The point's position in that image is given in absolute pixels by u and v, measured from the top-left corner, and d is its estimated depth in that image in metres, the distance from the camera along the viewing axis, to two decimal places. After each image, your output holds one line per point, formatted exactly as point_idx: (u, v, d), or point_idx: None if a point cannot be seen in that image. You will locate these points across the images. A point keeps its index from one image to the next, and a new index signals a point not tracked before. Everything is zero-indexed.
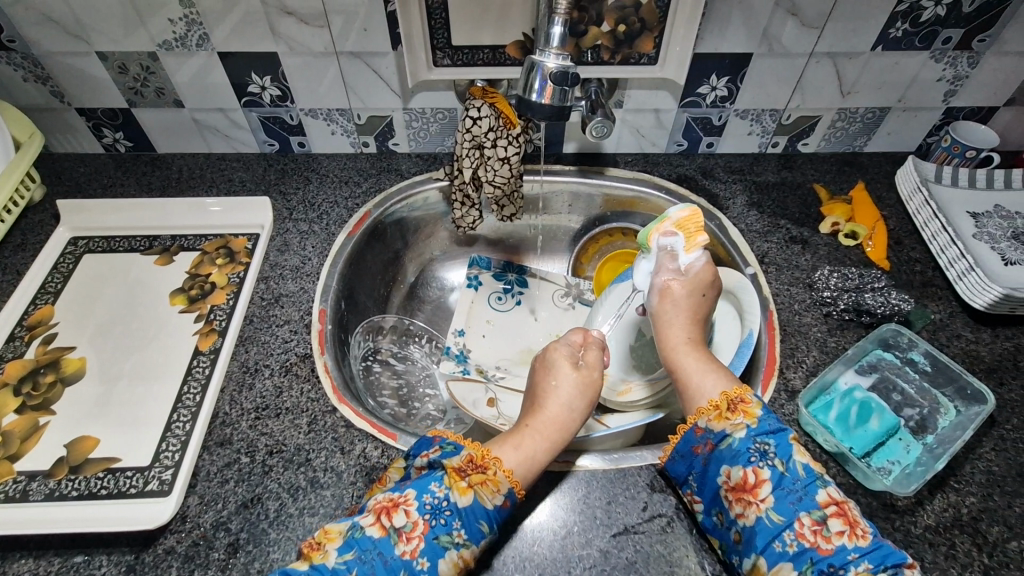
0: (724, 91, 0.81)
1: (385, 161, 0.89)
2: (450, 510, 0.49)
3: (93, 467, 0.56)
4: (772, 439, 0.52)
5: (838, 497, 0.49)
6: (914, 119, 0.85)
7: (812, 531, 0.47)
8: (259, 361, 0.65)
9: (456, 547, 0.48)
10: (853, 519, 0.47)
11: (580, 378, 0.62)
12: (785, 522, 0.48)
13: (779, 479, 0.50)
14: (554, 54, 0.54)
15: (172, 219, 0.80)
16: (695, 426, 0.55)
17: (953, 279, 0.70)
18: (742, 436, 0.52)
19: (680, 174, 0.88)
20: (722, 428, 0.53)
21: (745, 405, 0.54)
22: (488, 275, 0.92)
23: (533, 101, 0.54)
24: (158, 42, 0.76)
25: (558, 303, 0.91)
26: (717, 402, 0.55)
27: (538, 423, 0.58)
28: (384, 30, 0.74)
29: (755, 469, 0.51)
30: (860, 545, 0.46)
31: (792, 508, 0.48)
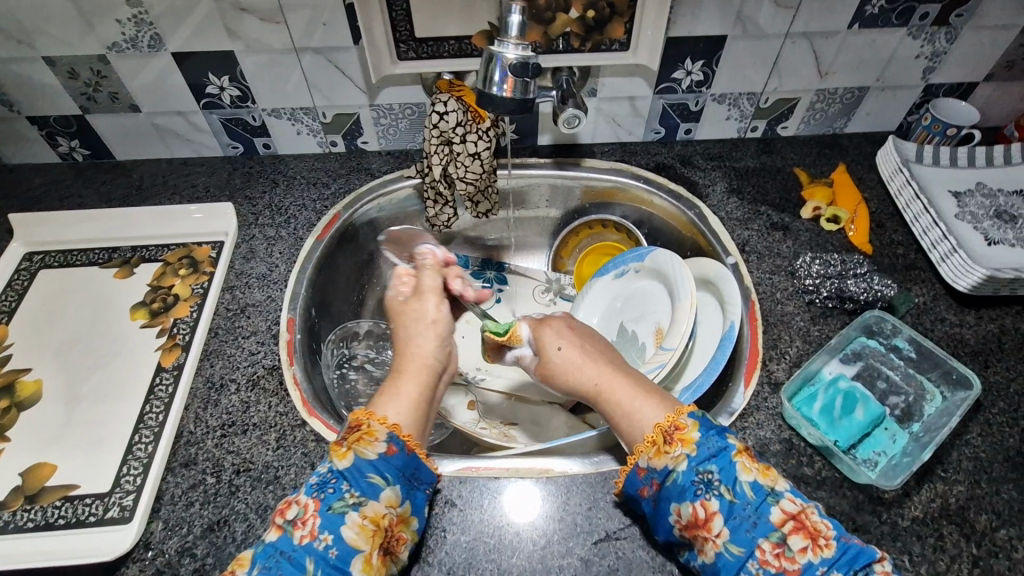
0: (699, 75, 0.78)
1: (355, 160, 0.86)
2: (336, 478, 0.48)
3: (51, 495, 0.54)
4: (714, 465, 0.48)
5: (794, 508, 0.46)
6: (894, 98, 0.83)
7: (775, 556, 0.44)
8: (225, 376, 0.62)
9: (354, 508, 0.46)
10: (814, 529, 0.45)
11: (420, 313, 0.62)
12: (746, 552, 0.45)
13: (729, 509, 0.46)
14: (513, 44, 0.51)
15: (132, 229, 0.76)
16: (636, 467, 0.51)
17: (936, 261, 0.69)
18: (684, 469, 0.48)
19: (658, 162, 0.85)
20: (663, 464, 0.49)
21: (680, 433, 0.49)
22: (466, 274, 0.91)
23: (493, 94, 0.51)
24: (107, 44, 0.72)
25: (539, 300, 0.90)
26: (654, 436, 0.50)
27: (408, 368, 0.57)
28: (343, 23, 0.70)
29: (703, 501, 0.47)
30: (826, 557, 0.44)
31: (750, 536, 0.45)
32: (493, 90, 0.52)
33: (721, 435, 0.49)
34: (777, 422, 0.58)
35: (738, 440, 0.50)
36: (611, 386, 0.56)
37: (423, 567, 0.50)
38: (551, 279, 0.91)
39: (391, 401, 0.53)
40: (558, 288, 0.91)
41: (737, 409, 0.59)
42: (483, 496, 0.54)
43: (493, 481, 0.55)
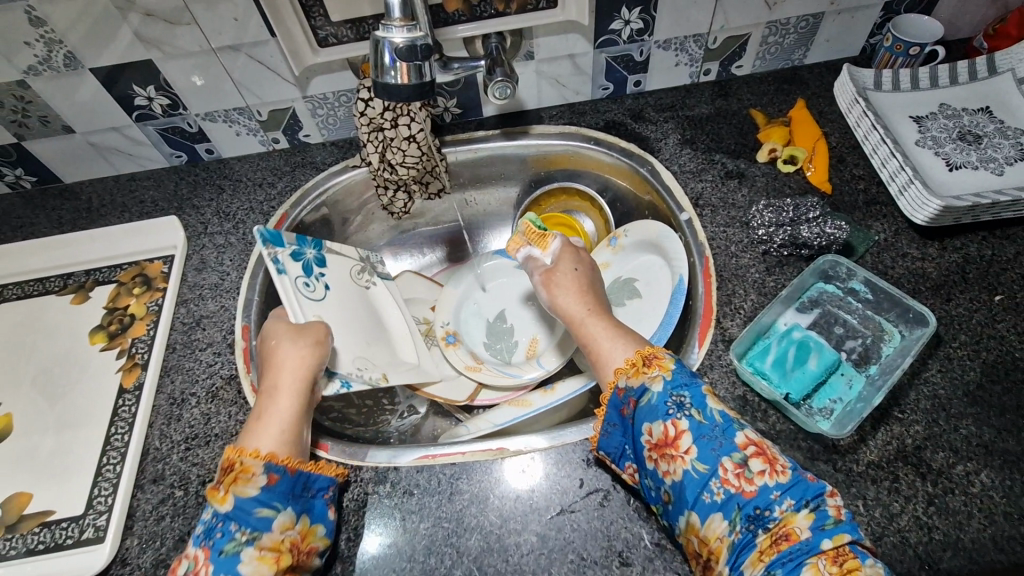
0: (638, 23, 0.74)
1: (299, 155, 0.85)
2: (221, 522, 0.46)
3: (29, 523, 0.56)
4: (687, 390, 0.49)
5: (757, 438, 0.47)
6: (850, 21, 0.78)
7: (736, 475, 0.44)
8: (185, 390, 0.63)
9: (248, 544, 0.45)
10: (773, 456, 0.45)
11: (300, 332, 0.59)
12: (710, 470, 0.45)
13: (698, 428, 0.47)
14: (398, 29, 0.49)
15: (84, 253, 0.76)
16: (616, 388, 0.52)
17: (896, 194, 0.66)
18: (660, 390, 0.49)
19: (608, 120, 0.82)
20: (641, 383, 0.50)
21: (659, 359, 0.51)
22: (285, 253, 0.66)
23: (389, 84, 0.49)
24: (23, 67, 0.70)
25: (358, 281, 0.76)
26: (633, 359, 0.52)
27: (279, 386, 0.55)
28: (256, 16, 0.68)
29: (674, 420, 0.48)
30: (781, 482, 0.44)
31: (714, 454, 0.46)
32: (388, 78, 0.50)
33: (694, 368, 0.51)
34: (732, 379, 0.57)
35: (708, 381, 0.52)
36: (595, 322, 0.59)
37: (383, 554, 0.51)
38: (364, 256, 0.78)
39: (263, 433, 0.51)
40: (372, 267, 0.79)
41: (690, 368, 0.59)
42: (440, 481, 0.55)
43: (449, 466, 0.55)
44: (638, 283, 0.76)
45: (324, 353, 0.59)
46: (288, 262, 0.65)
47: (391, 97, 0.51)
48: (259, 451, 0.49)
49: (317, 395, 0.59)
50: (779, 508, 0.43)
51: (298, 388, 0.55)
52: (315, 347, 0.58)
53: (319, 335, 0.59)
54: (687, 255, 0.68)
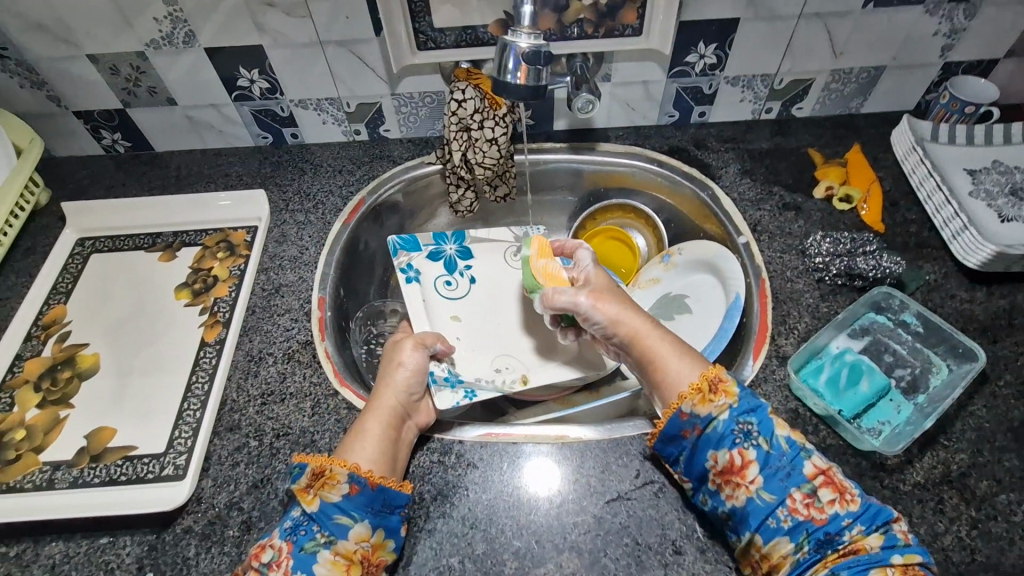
0: (713, 58, 0.79)
1: (377, 148, 0.90)
2: (307, 521, 0.49)
3: (112, 455, 0.60)
4: (754, 418, 0.50)
5: (824, 465, 0.49)
6: (910, 77, 0.83)
7: (805, 505, 0.48)
8: (263, 350, 0.67)
9: (326, 547, 0.49)
10: (841, 484, 0.48)
11: (396, 359, 0.62)
12: (777, 500, 0.48)
13: (765, 459, 0.49)
14: (526, 35, 0.57)
15: (172, 216, 0.81)
16: (679, 412, 0.52)
17: (948, 238, 0.70)
18: (726, 419, 0.51)
19: (672, 145, 0.87)
20: (707, 412, 0.51)
21: (724, 385, 0.51)
22: (420, 259, 0.81)
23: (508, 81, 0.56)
24: (145, 41, 0.76)
25: (512, 265, 0.83)
26: (698, 384, 0.52)
27: (373, 408, 0.57)
28: (366, 16, 0.73)
29: (740, 450, 0.50)
30: (852, 510, 0.47)
31: (783, 485, 0.48)
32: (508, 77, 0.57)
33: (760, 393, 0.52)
34: (784, 393, 0.60)
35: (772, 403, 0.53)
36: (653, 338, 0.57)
37: (445, 520, 0.55)
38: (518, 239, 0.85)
39: (358, 447, 0.54)
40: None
41: (746, 379, 0.62)
42: (501, 458, 0.58)
43: (511, 446, 0.59)
44: (688, 300, 0.80)
45: (420, 381, 0.61)
46: (420, 265, 0.81)
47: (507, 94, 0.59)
48: (346, 461, 0.52)
49: (424, 417, 0.60)
50: (849, 534, 0.46)
51: (389, 415, 0.56)
52: (414, 373, 0.61)
53: (416, 361, 0.62)
54: (743, 275, 0.72)
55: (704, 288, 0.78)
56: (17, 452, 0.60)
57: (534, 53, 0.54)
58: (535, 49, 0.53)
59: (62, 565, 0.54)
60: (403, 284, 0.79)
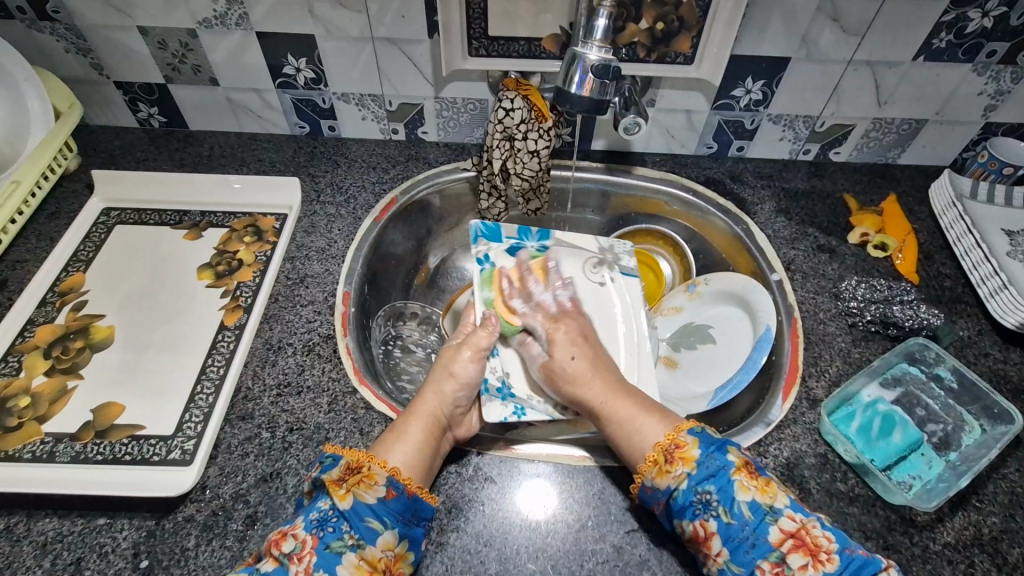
0: (759, 94, 0.79)
1: (413, 149, 0.89)
2: (336, 516, 0.48)
3: (118, 433, 0.57)
4: (712, 485, 0.49)
5: (794, 526, 0.47)
6: (951, 133, 0.83)
7: (774, 575, 0.46)
8: (283, 339, 0.65)
9: (352, 550, 0.47)
10: (814, 545, 0.46)
11: (453, 361, 0.59)
12: (746, 572, 0.47)
13: (727, 531, 0.48)
14: (597, 47, 0.60)
15: (201, 194, 0.80)
16: (643, 486, 0.52)
17: (984, 296, 0.70)
18: (684, 489, 0.49)
19: (709, 177, 0.87)
20: (665, 484, 0.50)
21: (682, 452, 0.51)
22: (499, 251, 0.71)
23: (572, 92, 0.61)
24: (198, 19, 0.76)
25: (591, 276, 0.73)
26: (655, 455, 0.51)
27: (419, 411, 0.55)
28: (421, 17, 0.73)
29: (702, 522, 0.48)
30: (827, 572, 0.46)
31: (750, 556, 0.47)
32: (572, 88, 0.62)
33: (721, 453, 0.50)
34: (814, 437, 0.59)
35: (738, 456, 0.51)
36: (615, 406, 0.56)
37: (459, 534, 0.53)
38: (604, 250, 0.76)
39: (395, 446, 0.53)
40: (612, 261, 0.75)
41: (774, 419, 0.60)
42: (519, 475, 0.56)
43: (534, 461, 0.57)
44: (712, 331, 0.78)
45: (471, 390, 0.58)
46: (498, 259, 0.71)
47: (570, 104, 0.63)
48: (385, 463, 0.51)
49: (465, 430, 0.58)
50: None
51: (432, 425, 0.54)
52: (464, 385, 0.57)
53: (470, 366, 0.59)
54: (775, 312, 0.71)
55: (732, 322, 0.77)
56: (19, 420, 0.58)
57: (602, 67, 0.59)
58: (604, 65, 0.59)
59: (54, 544, 0.51)
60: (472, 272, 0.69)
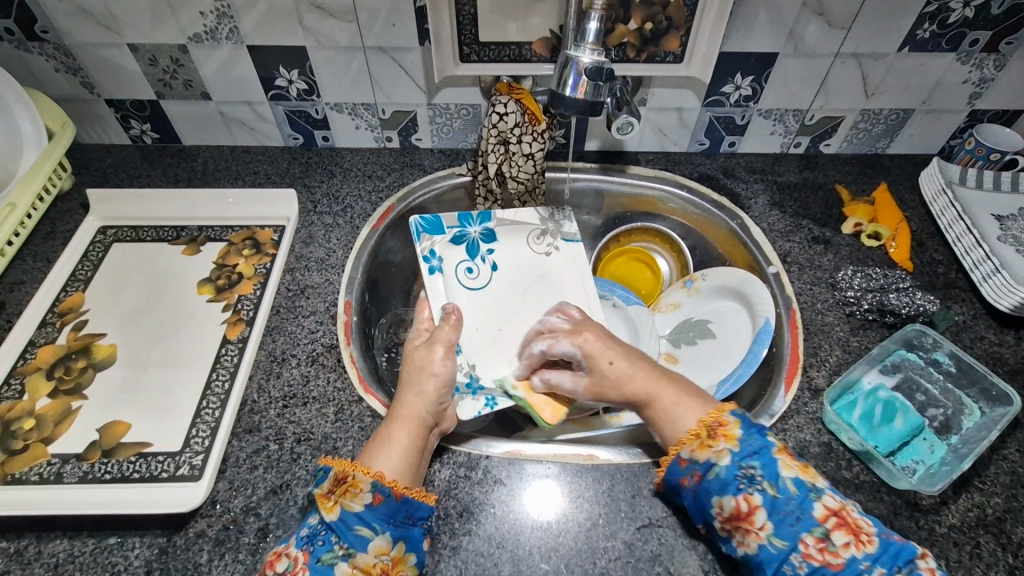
0: (748, 90, 0.80)
1: (408, 156, 0.90)
2: (325, 530, 0.47)
3: (125, 451, 0.57)
4: (757, 460, 0.48)
5: (835, 504, 0.46)
6: (938, 121, 0.85)
7: (819, 550, 0.45)
8: (287, 350, 0.66)
9: (343, 559, 0.46)
10: (855, 525, 0.45)
11: (430, 362, 0.59)
12: (789, 546, 0.46)
13: (772, 504, 0.47)
14: (589, 50, 0.61)
15: (198, 209, 0.80)
16: (678, 459, 0.51)
17: (977, 281, 0.71)
18: (728, 464, 0.49)
19: (702, 173, 0.88)
20: (707, 458, 0.50)
21: (724, 428, 0.51)
22: (444, 242, 0.81)
23: (567, 95, 0.62)
24: (188, 34, 0.76)
25: (537, 247, 0.84)
26: (696, 430, 0.51)
27: (396, 416, 0.55)
28: (412, 25, 0.73)
29: (745, 496, 0.48)
30: (869, 552, 0.44)
31: (793, 531, 0.46)
32: (567, 90, 0.63)
33: (762, 434, 0.50)
34: (817, 426, 0.60)
35: (779, 440, 0.51)
36: (662, 392, 0.56)
37: (471, 538, 0.53)
38: (547, 220, 0.84)
39: (382, 454, 0.52)
40: (555, 229, 0.84)
41: (777, 411, 0.61)
42: (528, 476, 0.57)
43: (542, 462, 0.58)
44: (711, 326, 0.79)
45: (448, 389, 0.58)
46: (443, 251, 0.80)
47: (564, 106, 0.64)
48: (370, 470, 0.50)
49: (447, 423, 0.59)
50: None
51: (412, 424, 0.54)
52: (444, 383, 0.57)
53: (446, 365, 0.59)
54: (773, 304, 0.72)
55: (730, 316, 0.77)
56: (25, 442, 0.58)
57: (595, 70, 0.60)
58: (597, 68, 0.60)
59: (65, 565, 0.51)
60: (426, 274, 0.78)
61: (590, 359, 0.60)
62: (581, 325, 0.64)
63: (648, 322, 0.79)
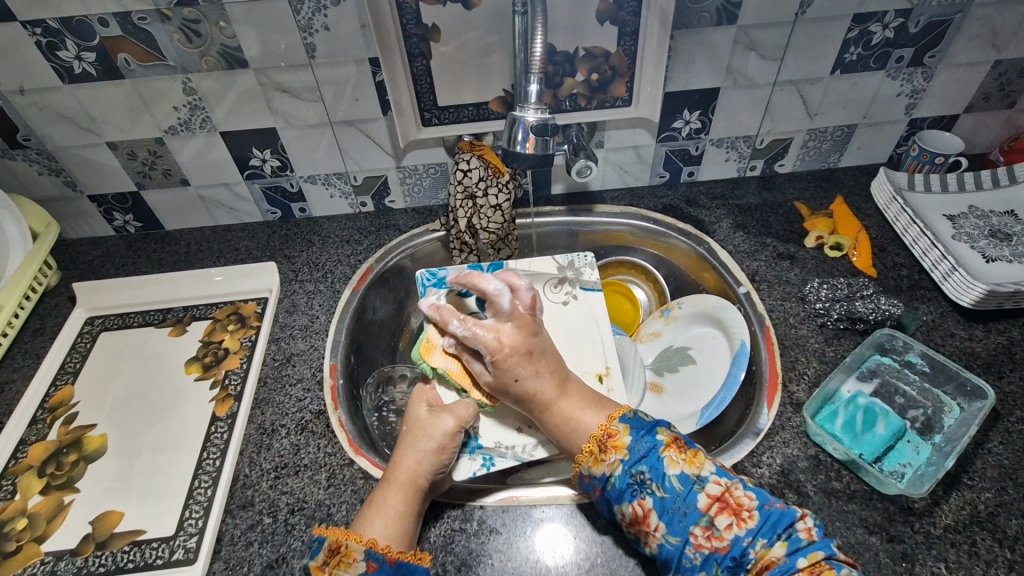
0: (697, 123, 0.85)
1: (383, 218, 0.93)
2: None
3: (119, 541, 0.58)
4: (645, 465, 0.51)
5: (719, 490, 0.49)
6: (881, 133, 0.89)
7: (707, 538, 0.48)
8: (276, 422, 0.66)
9: None
10: (737, 504, 0.48)
11: (436, 428, 0.59)
12: (681, 540, 0.48)
13: (661, 504, 0.49)
14: (534, 109, 0.65)
15: (182, 290, 0.82)
16: (582, 475, 0.54)
17: (939, 280, 0.73)
18: (620, 473, 0.51)
19: (666, 204, 0.91)
20: (602, 471, 0.52)
21: (614, 441, 0.53)
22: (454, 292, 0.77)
23: (518, 151, 0.66)
24: (164, 127, 0.80)
25: (555, 297, 0.80)
26: (590, 446, 0.54)
27: (391, 475, 0.56)
28: (373, 98, 0.78)
29: (639, 500, 0.50)
30: (749, 528, 0.47)
31: (682, 525, 0.49)
32: (517, 147, 0.67)
33: (650, 434, 0.52)
34: (803, 440, 0.61)
35: (669, 435, 0.53)
36: (562, 405, 0.58)
37: None
38: (564, 268, 0.82)
39: (373, 517, 0.53)
40: (573, 277, 0.82)
41: (763, 428, 0.62)
42: (523, 523, 0.58)
43: (536, 506, 0.59)
44: (692, 351, 0.80)
45: (450, 455, 0.58)
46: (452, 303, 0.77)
47: (517, 162, 0.67)
48: (363, 537, 0.51)
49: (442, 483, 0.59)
50: (752, 551, 0.46)
51: (408, 489, 0.55)
52: (443, 450, 0.57)
53: (448, 431, 0.58)
54: (747, 324, 0.74)
55: (709, 341, 0.79)
56: (18, 542, 0.58)
57: (541, 125, 0.64)
58: (542, 123, 0.64)
59: None
60: None
61: (500, 368, 0.58)
62: (511, 331, 0.59)
63: (631, 354, 0.79)
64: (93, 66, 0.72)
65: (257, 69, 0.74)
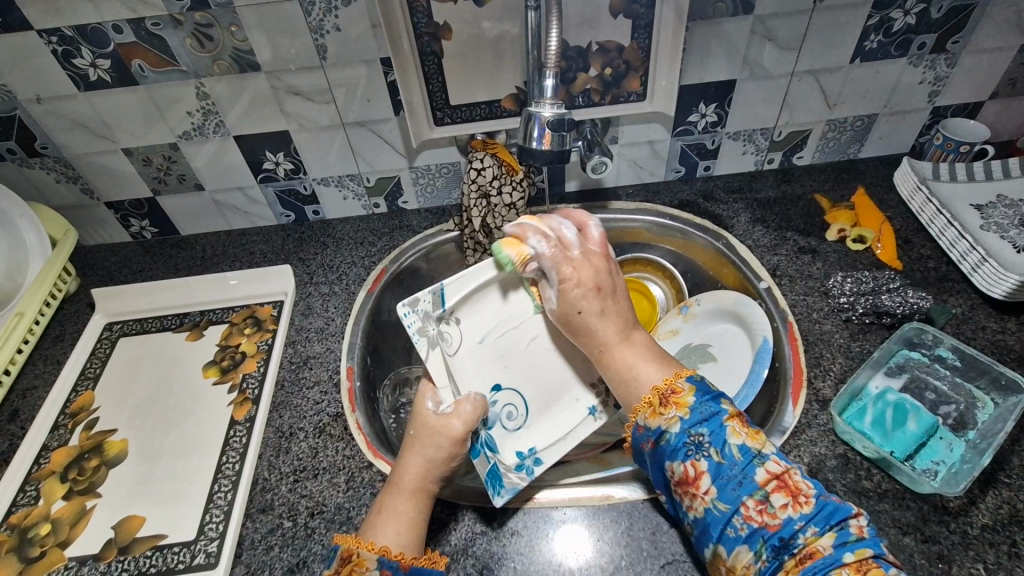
0: (713, 116, 0.83)
1: (397, 219, 0.93)
2: None
3: (140, 546, 0.58)
4: (706, 428, 0.49)
5: (778, 469, 0.47)
6: (903, 122, 0.87)
7: (759, 513, 0.46)
8: (294, 425, 0.66)
9: None
10: (795, 487, 0.46)
11: (440, 435, 0.57)
12: (731, 509, 0.46)
13: (716, 468, 0.48)
14: (550, 105, 0.64)
15: (199, 295, 0.83)
16: (636, 426, 0.54)
17: (969, 271, 0.71)
18: (677, 431, 0.50)
19: (682, 200, 0.90)
20: (658, 425, 0.52)
21: (677, 396, 0.52)
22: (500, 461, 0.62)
23: (534, 147, 0.65)
24: (179, 133, 0.80)
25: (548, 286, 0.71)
26: (650, 398, 0.53)
27: (398, 481, 0.55)
28: (385, 98, 0.77)
29: (693, 461, 0.49)
30: (804, 513, 0.45)
31: (734, 494, 0.47)
32: (533, 144, 0.66)
33: (715, 401, 0.51)
34: (830, 438, 0.59)
35: (734, 407, 0.52)
36: (622, 352, 0.58)
37: None
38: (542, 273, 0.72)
39: (383, 524, 0.53)
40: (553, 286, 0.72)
41: (789, 426, 0.61)
42: (545, 524, 0.57)
43: (557, 508, 0.58)
44: (711, 349, 0.79)
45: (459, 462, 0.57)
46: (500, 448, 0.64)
47: (533, 159, 0.66)
48: (375, 544, 0.50)
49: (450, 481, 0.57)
50: (803, 535, 0.44)
51: (417, 493, 0.55)
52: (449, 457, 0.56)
53: (456, 437, 0.57)
54: (769, 319, 0.72)
55: (729, 337, 0.77)
56: (42, 548, 0.58)
57: (558, 121, 0.63)
58: (559, 118, 0.63)
59: None
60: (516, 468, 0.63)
61: (567, 297, 0.60)
62: (579, 259, 0.61)
63: None
64: (108, 72, 0.72)
65: (270, 72, 0.73)
